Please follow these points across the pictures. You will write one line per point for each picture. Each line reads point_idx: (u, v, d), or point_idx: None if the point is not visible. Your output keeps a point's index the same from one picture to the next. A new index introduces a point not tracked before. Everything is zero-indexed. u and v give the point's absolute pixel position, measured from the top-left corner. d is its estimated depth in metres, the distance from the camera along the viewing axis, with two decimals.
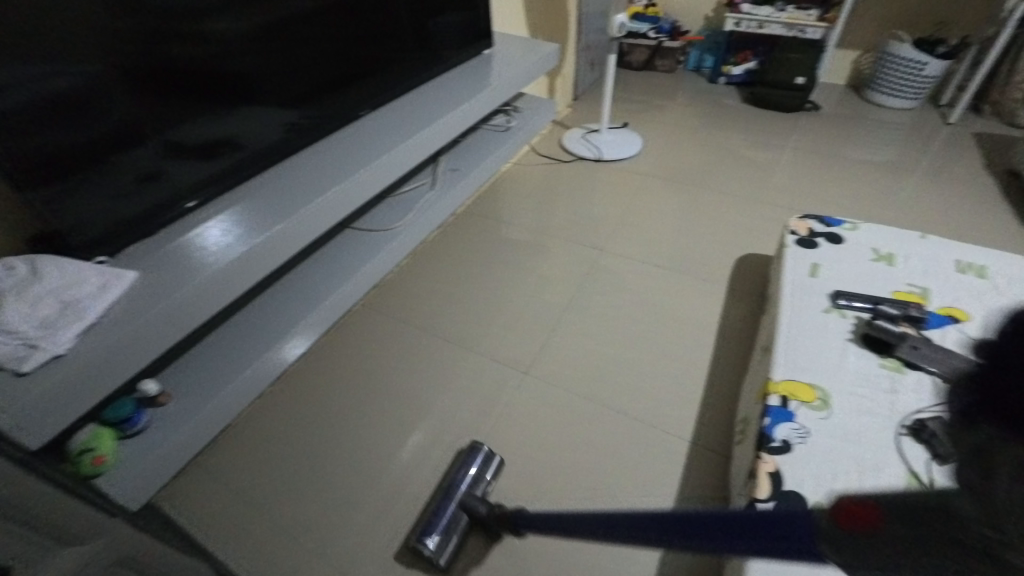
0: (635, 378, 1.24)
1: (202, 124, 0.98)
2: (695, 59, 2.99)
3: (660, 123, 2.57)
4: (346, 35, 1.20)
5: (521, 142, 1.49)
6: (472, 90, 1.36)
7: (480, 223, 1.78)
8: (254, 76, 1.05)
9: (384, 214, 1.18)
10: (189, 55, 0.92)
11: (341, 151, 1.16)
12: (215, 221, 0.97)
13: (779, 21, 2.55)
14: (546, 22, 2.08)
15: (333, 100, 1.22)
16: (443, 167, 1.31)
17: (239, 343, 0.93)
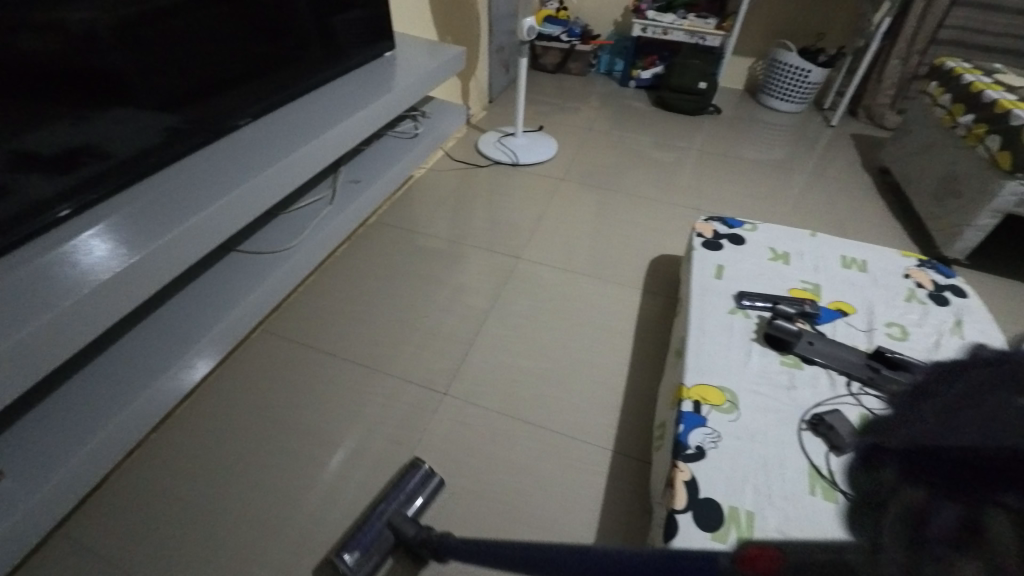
0: (556, 389, 1.23)
1: (62, 127, 0.83)
2: (606, 63, 3.07)
3: (575, 126, 2.60)
4: (229, 30, 1.08)
5: (431, 148, 1.44)
6: (372, 94, 1.28)
7: (394, 233, 1.70)
8: (122, 74, 0.91)
9: (279, 230, 1.08)
10: (42, 47, 0.78)
11: (224, 159, 1.03)
12: (80, 240, 0.83)
13: (681, 28, 2.66)
14: (454, 23, 2.02)
15: (218, 102, 1.10)
16: (344, 178, 1.22)
17: (106, 387, 0.79)
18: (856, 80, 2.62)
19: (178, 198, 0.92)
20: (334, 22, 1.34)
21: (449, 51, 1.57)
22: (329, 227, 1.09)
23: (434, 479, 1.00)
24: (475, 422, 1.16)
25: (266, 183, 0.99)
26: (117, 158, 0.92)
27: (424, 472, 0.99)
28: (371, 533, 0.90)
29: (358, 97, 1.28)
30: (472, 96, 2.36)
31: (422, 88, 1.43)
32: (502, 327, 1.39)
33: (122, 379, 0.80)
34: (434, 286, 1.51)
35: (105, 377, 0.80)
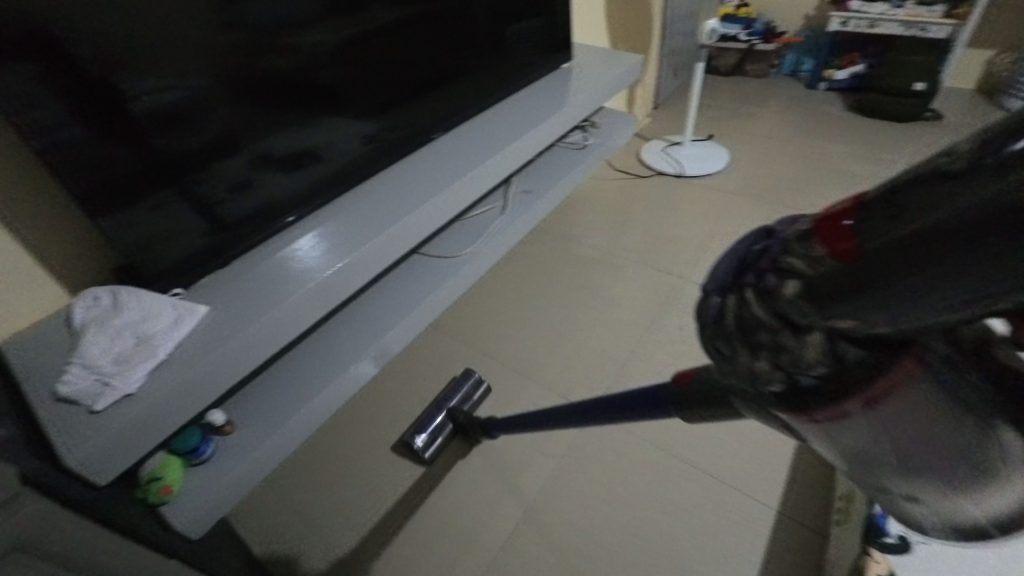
0: (714, 428, 1.12)
1: (288, 133, 0.97)
2: (791, 63, 2.75)
3: (749, 134, 2.37)
4: (429, 44, 1.17)
5: (599, 158, 1.40)
6: (549, 108, 1.30)
7: (550, 242, 1.71)
8: (339, 87, 1.03)
9: (457, 236, 1.15)
10: (281, 66, 0.91)
11: (419, 171, 1.14)
12: (303, 241, 0.98)
13: (895, 19, 2.26)
14: (628, 29, 1.96)
15: (414, 111, 1.20)
16: (515, 189, 1.26)
17: (314, 364, 0.92)
18: None
19: (383, 206, 1.04)
20: (521, 31, 1.37)
21: (626, 61, 1.52)
22: (501, 236, 1.14)
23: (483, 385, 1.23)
24: (622, 448, 1.11)
25: (454, 194, 1.06)
26: (330, 162, 1.06)
27: (475, 380, 1.22)
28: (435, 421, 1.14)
29: (537, 110, 1.31)
30: (638, 102, 2.28)
31: (595, 97, 1.40)
32: (657, 351, 1.32)
33: (325, 359, 0.93)
34: (586, 299, 1.49)
35: (315, 355, 0.93)
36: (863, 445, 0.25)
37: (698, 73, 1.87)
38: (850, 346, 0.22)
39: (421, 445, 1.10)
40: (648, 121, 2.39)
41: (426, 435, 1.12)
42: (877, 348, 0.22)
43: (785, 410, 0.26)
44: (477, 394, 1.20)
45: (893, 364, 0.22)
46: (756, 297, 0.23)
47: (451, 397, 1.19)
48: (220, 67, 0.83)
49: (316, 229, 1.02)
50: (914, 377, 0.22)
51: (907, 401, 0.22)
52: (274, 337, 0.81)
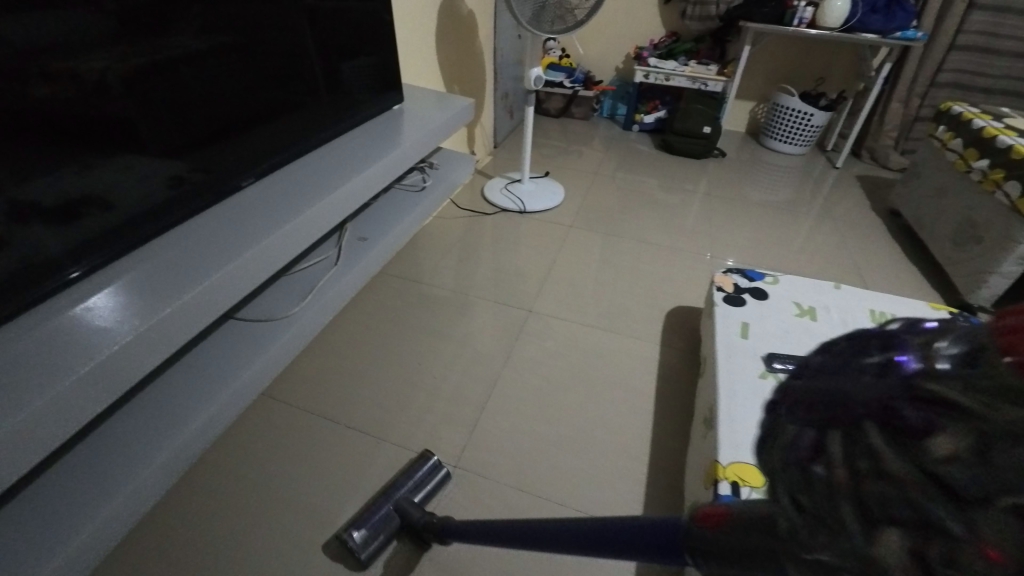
0: (573, 459, 1.14)
1: (65, 176, 0.78)
2: (609, 107, 3.10)
3: (580, 170, 2.58)
4: (249, 77, 1.07)
5: (440, 201, 1.39)
6: (383, 149, 1.26)
7: (399, 285, 1.63)
8: (136, 123, 0.87)
9: (280, 296, 1.02)
10: (52, 95, 0.74)
11: (234, 218, 0.99)
12: (76, 311, 0.76)
13: (682, 74, 2.68)
14: (461, 73, 2.03)
15: (230, 149, 1.06)
16: (349, 237, 1.17)
17: (105, 467, 0.71)
18: (859, 122, 2.61)
19: (189, 261, 0.87)
20: (349, 70, 1.35)
21: (454, 104, 1.54)
22: (336, 288, 1.04)
23: (444, 468, 1.08)
24: (487, 498, 1.06)
25: (277, 245, 0.94)
26: (125, 208, 0.87)
27: (434, 461, 1.07)
28: (380, 514, 0.98)
29: (369, 152, 1.26)
30: (478, 141, 2.35)
31: (431, 141, 1.39)
32: (513, 388, 1.31)
33: (120, 457, 0.73)
34: (440, 342, 1.44)
35: (107, 455, 0.73)
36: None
37: (530, 117, 1.99)
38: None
39: (358, 543, 0.93)
40: (488, 159, 2.47)
41: (366, 530, 0.95)
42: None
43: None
44: (432, 483, 1.04)
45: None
46: (960, 400, 0.16)
47: (404, 483, 1.03)
48: None
49: (95, 294, 0.80)
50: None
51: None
52: (25, 448, 0.60)
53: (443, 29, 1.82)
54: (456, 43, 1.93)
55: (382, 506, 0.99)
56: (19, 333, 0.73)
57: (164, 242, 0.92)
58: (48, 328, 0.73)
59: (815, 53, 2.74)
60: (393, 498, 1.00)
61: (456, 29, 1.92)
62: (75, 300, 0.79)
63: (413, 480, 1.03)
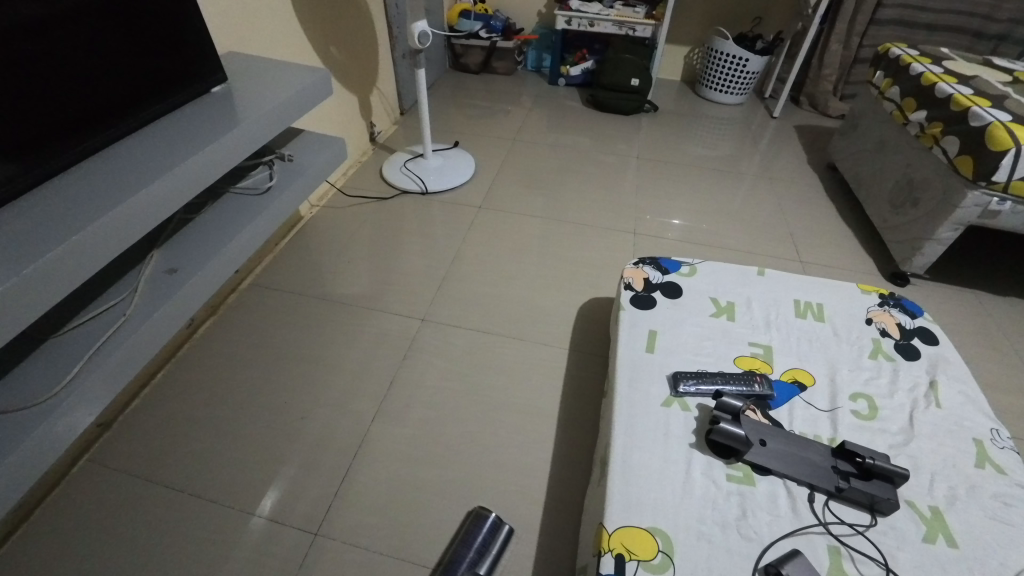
0: (457, 511, 0.98)
1: None
2: (534, 59, 2.79)
3: (500, 133, 2.31)
4: (78, 51, 0.85)
5: (295, 203, 1.14)
6: (207, 137, 0.97)
7: (272, 299, 1.38)
8: None
9: (58, 357, 0.80)
10: None
11: (16, 220, 0.76)
12: None
13: (609, 18, 2.40)
14: (339, 30, 1.69)
15: (55, 140, 0.83)
16: (155, 267, 0.92)
17: None
18: (798, 67, 2.40)
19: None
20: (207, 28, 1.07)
21: (304, 70, 1.22)
22: (144, 322, 0.85)
23: (503, 526, 0.92)
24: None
25: (65, 268, 0.73)
26: None
27: (492, 520, 0.91)
28: None
29: (187, 139, 0.97)
30: (376, 110, 2.05)
31: (274, 128, 1.11)
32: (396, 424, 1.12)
33: None
34: (315, 371, 1.21)
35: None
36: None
37: (424, 82, 1.69)
38: None
39: None
40: (393, 129, 2.17)
41: None
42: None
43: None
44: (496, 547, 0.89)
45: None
46: None
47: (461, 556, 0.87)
48: None
49: None
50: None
51: None
52: None
53: None
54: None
55: None
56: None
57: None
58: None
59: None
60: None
61: None
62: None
63: (474, 547, 0.88)
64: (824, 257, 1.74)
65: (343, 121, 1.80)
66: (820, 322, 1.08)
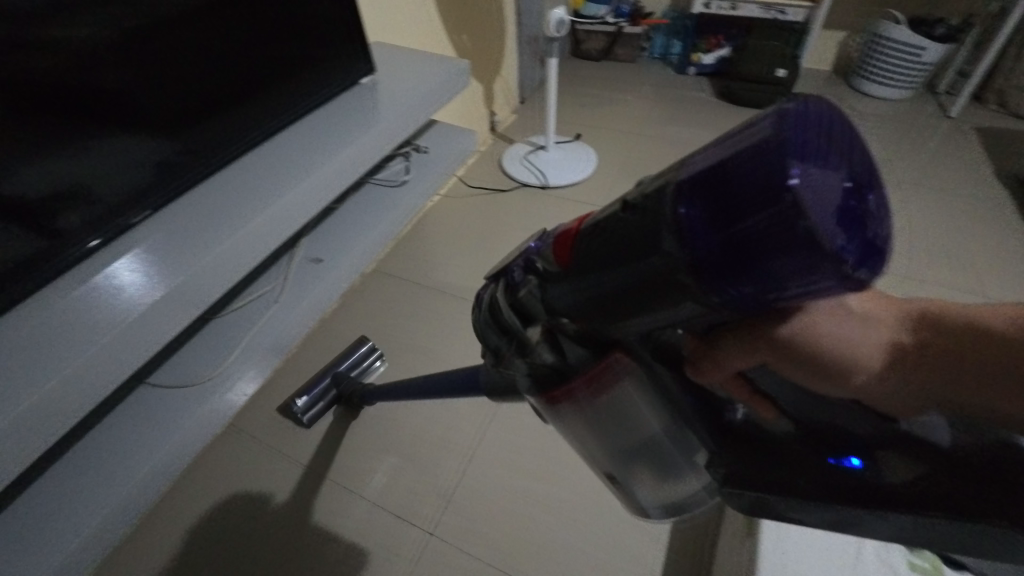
0: (568, 536, 0.94)
1: (59, 156, 0.69)
2: (661, 45, 2.59)
3: (620, 126, 2.18)
4: (248, 35, 0.89)
5: (427, 197, 1.13)
6: (358, 127, 0.99)
7: (393, 285, 1.42)
8: (131, 94, 0.75)
9: (236, 325, 0.87)
10: (49, 66, 0.65)
11: (204, 205, 0.83)
12: (101, 277, 0.71)
13: (754, 1, 2.17)
14: (472, 18, 1.67)
15: (225, 117, 0.89)
16: (306, 252, 0.96)
17: (72, 496, 0.67)
18: (990, 57, 2.00)
19: (167, 256, 0.74)
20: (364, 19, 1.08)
21: (446, 61, 1.19)
22: (296, 310, 0.88)
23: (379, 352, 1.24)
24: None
25: (238, 254, 0.77)
26: (111, 197, 0.76)
27: (368, 345, 1.21)
28: (319, 385, 1.13)
29: (341, 128, 0.99)
30: (498, 98, 2.02)
31: (413, 120, 1.09)
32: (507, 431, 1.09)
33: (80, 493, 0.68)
34: (430, 365, 1.22)
35: (69, 476, 0.69)
36: (628, 432, 0.39)
37: (554, 72, 1.62)
38: (565, 341, 0.36)
39: (300, 407, 1.10)
40: (512, 117, 2.14)
41: (307, 397, 1.11)
42: (590, 344, 0.36)
43: (540, 391, 0.38)
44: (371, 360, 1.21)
45: (593, 362, 0.35)
46: (538, 286, 0.35)
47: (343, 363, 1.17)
48: None
49: (118, 261, 0.74)
50: (718, 368, 0.34)
51: (738, 369, 0.34)
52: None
53: None
54: None
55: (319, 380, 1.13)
56: (21, 317, 0.67)
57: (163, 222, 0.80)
58: (37, 320, 0.66)
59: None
60: (332, 373, 1.15)
61: None
62: (74, 282, 0.71)
63: (354, 359, 1.19)
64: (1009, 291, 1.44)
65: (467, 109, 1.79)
66: None
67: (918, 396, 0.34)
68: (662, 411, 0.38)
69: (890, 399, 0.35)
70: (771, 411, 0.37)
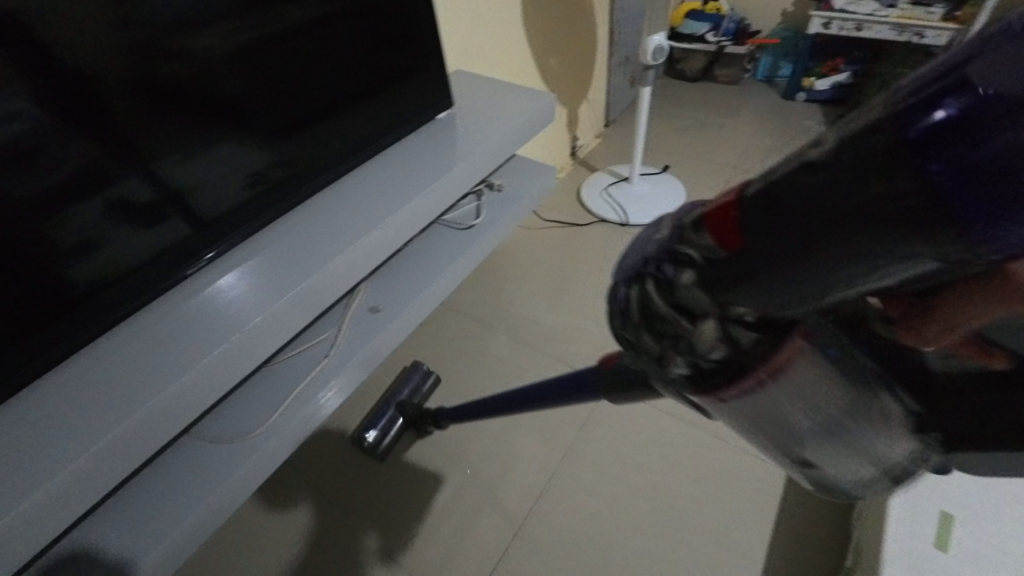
0: None
1: (179, 158, 0.70)
2: (766, 66, 2.36)
3: (713, 155, 2.00)
4: (359, 48, 0.89)
5: (496, 243, 1.06)
6: (435, 167, 0.95)
7: (455, 322, 1.35)
8: (248, 103, 0.76)
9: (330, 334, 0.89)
10: (179, 72, 0.67)
11: (295, 236, 0.82)
12: (225, 281, 0.75)
13: (887, 21, 1.89)
14: (562, 41, 1.57)
15: (327, 129, 0.89)
16: (362, 303, 0.92)
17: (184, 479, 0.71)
18: None
19: (277, 267, 0.77)
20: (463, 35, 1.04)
21: (529, 94, 1.11)
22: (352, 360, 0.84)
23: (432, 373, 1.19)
24: None
25: (316, 291, 0.76)
26: (221, 201, 0.77)
27: (421, 371, 1.18)
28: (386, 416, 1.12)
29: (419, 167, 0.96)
30: (582, 122, 1.91)
31: (486, 161, 1.02)
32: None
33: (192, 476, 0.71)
34: None
35: (191, 453, 0.74)
36: (778, 418, 0.29)
37: (645, 103, 1.48)
38: (740, 328, 0.25)
39: (374, 439, 1.10)
40: (595, 142, 2.02)
41: (378, 428, 1.11)
42: (761, 330, 0.25)
43: (700, 393, 0.29)
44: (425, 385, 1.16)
45: (767, 353, 0.25)
46: (692, 278, 0.24)
47: (401, 391, 1.14)
48: (85, 71, 0.59)
49: (238, 267, 0.78)
50: (938, 339, 0.22)
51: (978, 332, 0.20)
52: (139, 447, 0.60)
53: None
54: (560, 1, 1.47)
55: (383, 411, 1.13)
56: (150, 313, 0.70)
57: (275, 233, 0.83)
58: (146, 335, 0.69)
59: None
60: (392, 403, 1.14)
61: None
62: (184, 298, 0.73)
63: (410, 387, 1.15)
64: None
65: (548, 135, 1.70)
66: None
67: (936, 324, 0.21)
68: (833, 399, 0.27)
69: (930, 326, 0.22)
70: (966, 366, 0.22)
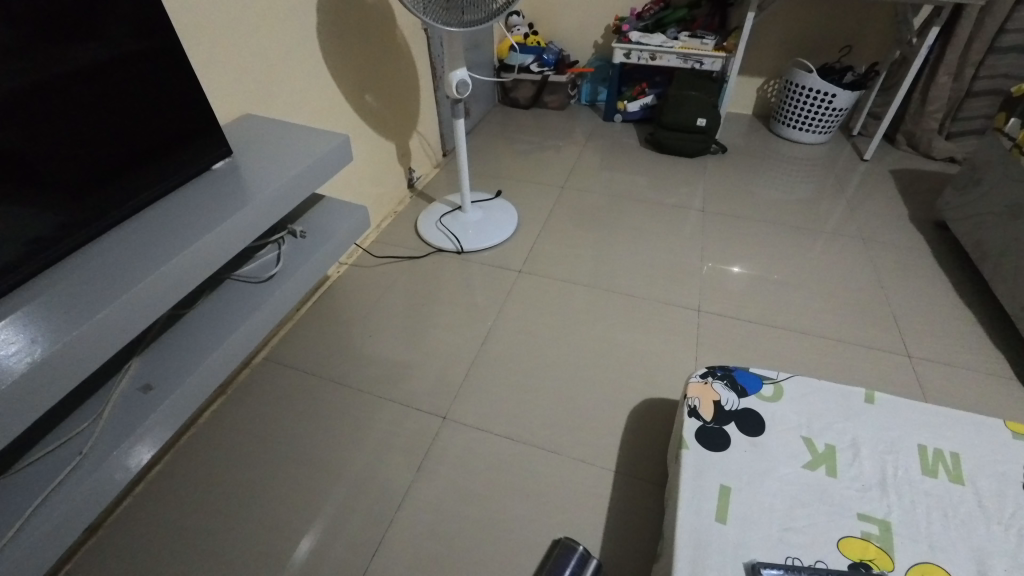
0: None
1: None
2: (588, 92, 2.58)
3: (546, 174, 2.10)
4: (148, 97, 0.90)
5: (301, 290, 1.02)
6: (224, 215, 0.92)
7: (286, 376, 1.26)
8: (18, 152, 0.73)
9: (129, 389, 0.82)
10: None
11: (62, 290, 0.77)
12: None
13: (673, 51, 2.17)
14: (378, 77, 1.57)
15: (112, 177, 0.86)
16: (137, 378, 0.82)
17: None
18: (897, 103, 2.03)
19: (50, 317, 0.72)
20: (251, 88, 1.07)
21: (322, 137, 1.08)
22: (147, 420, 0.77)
23: (591, 559, 0.88)
24: None
25: (86, 342, 0.71)
26: None
27: (580, 553, 0.88)
28: None
29: (205, 216, 0.92)
30: (417, 154, 1.92)
31: (272, 210, 0.98)
32: (397, 561, 0.94)
33: None
34: (318, 478, 1.06)
35: None
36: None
37: (462, 133, 1.52)
38: None
39: None
40: (434, 172, 2.04)
41: None
42: None
43: None
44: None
45: None
46: None
47: None
48: None
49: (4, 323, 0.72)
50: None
51: None
52: None
53: (342, 25, 1.37)
54: (366, 39, 1.47)
55: None
56: None
57: (49, 286, 0.77)
58: None
59: (845, 11, 2.14)
60: None
61: (359, 21, 1.43)
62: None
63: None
64: (941, 338, 1.36)
65: (377, 170, 1.68)
66: (960, 483, 0.82)
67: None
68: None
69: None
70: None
